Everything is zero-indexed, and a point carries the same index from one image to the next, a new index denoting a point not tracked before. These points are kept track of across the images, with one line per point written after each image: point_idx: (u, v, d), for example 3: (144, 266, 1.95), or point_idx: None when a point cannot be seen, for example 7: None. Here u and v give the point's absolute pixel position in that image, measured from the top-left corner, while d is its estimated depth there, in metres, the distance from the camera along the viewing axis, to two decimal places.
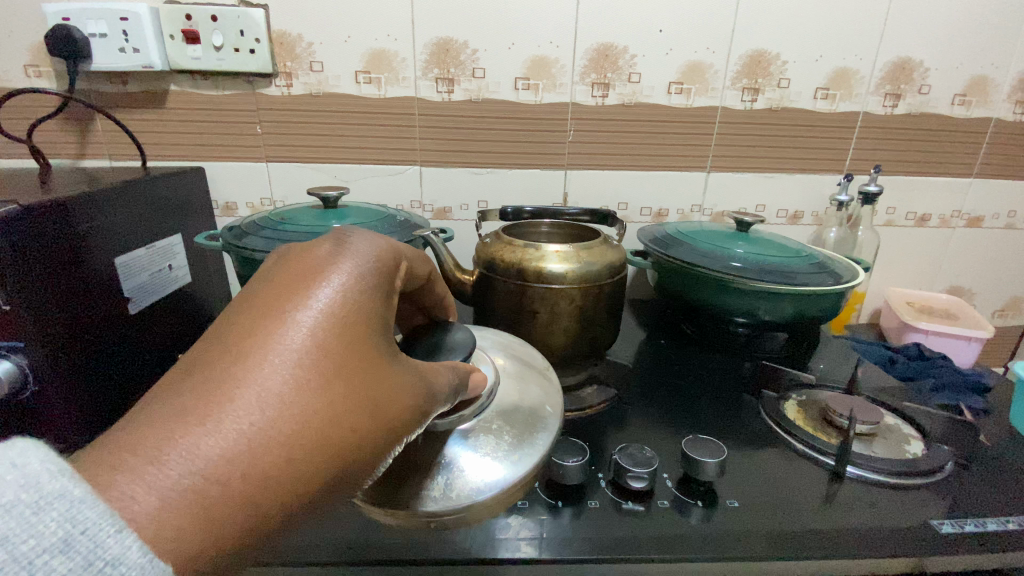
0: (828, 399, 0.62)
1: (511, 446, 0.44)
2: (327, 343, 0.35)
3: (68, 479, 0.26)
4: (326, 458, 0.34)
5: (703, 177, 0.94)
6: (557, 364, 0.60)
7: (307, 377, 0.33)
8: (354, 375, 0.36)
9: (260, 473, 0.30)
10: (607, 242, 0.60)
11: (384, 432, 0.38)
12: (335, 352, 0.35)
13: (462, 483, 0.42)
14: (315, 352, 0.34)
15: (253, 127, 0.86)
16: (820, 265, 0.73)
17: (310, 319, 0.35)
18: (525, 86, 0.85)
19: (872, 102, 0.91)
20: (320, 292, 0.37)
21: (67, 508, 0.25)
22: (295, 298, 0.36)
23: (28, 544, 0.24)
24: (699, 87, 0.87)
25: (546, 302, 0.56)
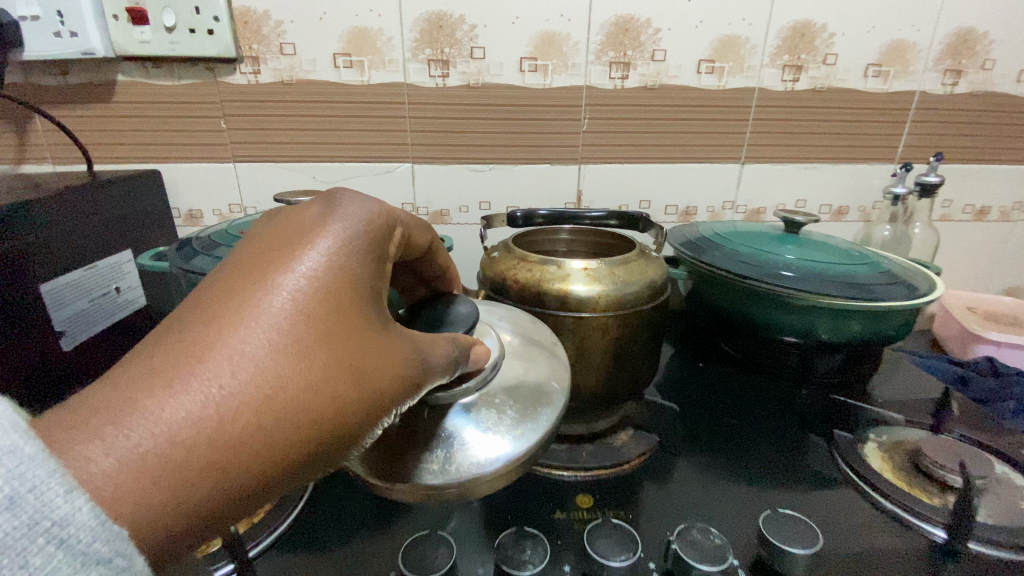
0: (923, 445, 0.50)
1: (513, 420, 0.34)
2: (313, 306, 0.29)
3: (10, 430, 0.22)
4: (312, 428, 0.28)
5: (737, 170, 0.82)
6: (585, 410, 0.48)
7: (293, 339, 0.28)
8: (340, 339, 0.29)
9: (234, 440, 0.25)
10: (644, 254, 0.49)
11: (378, 410, 0.31)
12: (321, 314, 0.29)
13: (462, 456, 0.32)
14: (300, 314, 0.28)
15: (216, 123, 0.74)
16: (889, 274, 0.61)
17: (299, 280, 0.29)
18: (532, 69, 0.73)
19: (929, 81, 0.79)
20: (309, 253, 0.31)
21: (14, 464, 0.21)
22: (282, 258, 0.30)
23: None
24: (733, 65, 0.75)
25: (574, 334, 0.44)
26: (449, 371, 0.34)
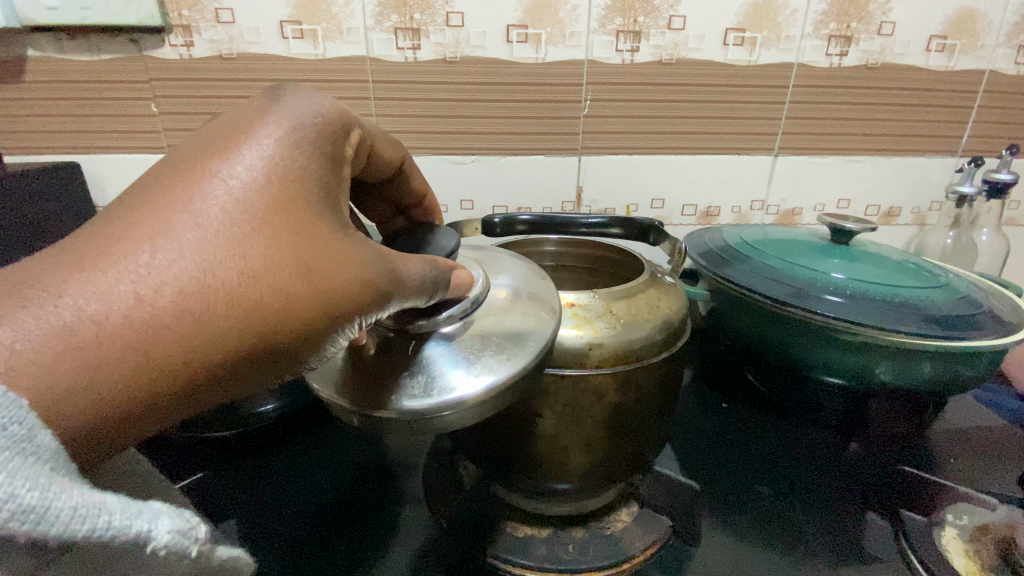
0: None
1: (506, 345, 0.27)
2: (267, 193, 0.22)
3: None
4: (249, 331, 0.21)
5: (768, 163, 0.69)
6: (572, 493, 0.35)
7: (227, 227, 0.21)
8: (300, 233, 0.23)
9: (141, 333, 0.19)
10: (657, 282, 0.36)
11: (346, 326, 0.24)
12: (280, 204, 0.22)
13: (447, 380, 0.26)
14: (254, 201, 0.22)
15: (146, 106, 0.63)
16: (968, 301, 0.47)
17: (252, 161, 0.22)
18: (521, 40, 0.60)
19: (1002, 58, 0.65)
20: (263, 132, 0.23)
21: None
22: (229, 136, 0.23)
23: None
24: (768, 36, 0.62)
25: (554, 401, 0.31)
26: (432, 291, 0.28)
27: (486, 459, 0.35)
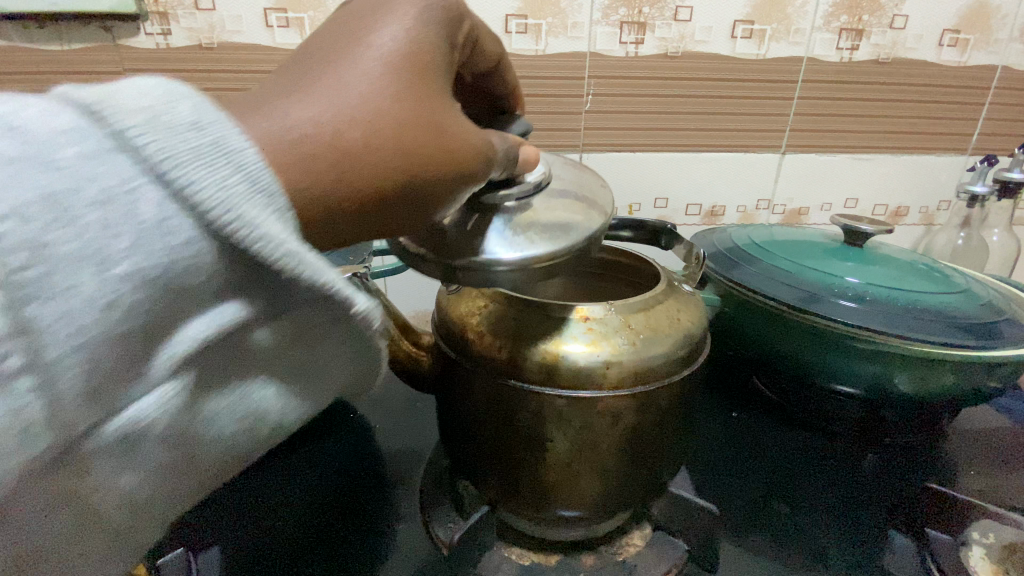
0: None
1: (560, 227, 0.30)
2: (400, 55, 0.25)
3: (54, 105, 0.18)
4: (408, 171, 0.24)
5: (775, 161, 0.66)
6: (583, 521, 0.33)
7: (385, 79, 0.24)
8: (427, 90, 0.25)
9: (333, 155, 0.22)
10: (671, 292, 0.33)
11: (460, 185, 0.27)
12: (411, 65, 0.25)
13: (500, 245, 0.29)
14: (393, 60, 0.25)
15: None
16: (990, 307, 0.45)
17: (396, 30, 0.26)
18: (520, 30, 0.57)
19: (1015, 53, 0.63)
20: (400, 10, 0.27)
21: (79, 142, 0.18)
22: (373, 15, 0.26)
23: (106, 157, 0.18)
24: (777, 28, 0.59)
25: (566, 425, 0.29)
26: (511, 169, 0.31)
27: (492, 484, 0.32)
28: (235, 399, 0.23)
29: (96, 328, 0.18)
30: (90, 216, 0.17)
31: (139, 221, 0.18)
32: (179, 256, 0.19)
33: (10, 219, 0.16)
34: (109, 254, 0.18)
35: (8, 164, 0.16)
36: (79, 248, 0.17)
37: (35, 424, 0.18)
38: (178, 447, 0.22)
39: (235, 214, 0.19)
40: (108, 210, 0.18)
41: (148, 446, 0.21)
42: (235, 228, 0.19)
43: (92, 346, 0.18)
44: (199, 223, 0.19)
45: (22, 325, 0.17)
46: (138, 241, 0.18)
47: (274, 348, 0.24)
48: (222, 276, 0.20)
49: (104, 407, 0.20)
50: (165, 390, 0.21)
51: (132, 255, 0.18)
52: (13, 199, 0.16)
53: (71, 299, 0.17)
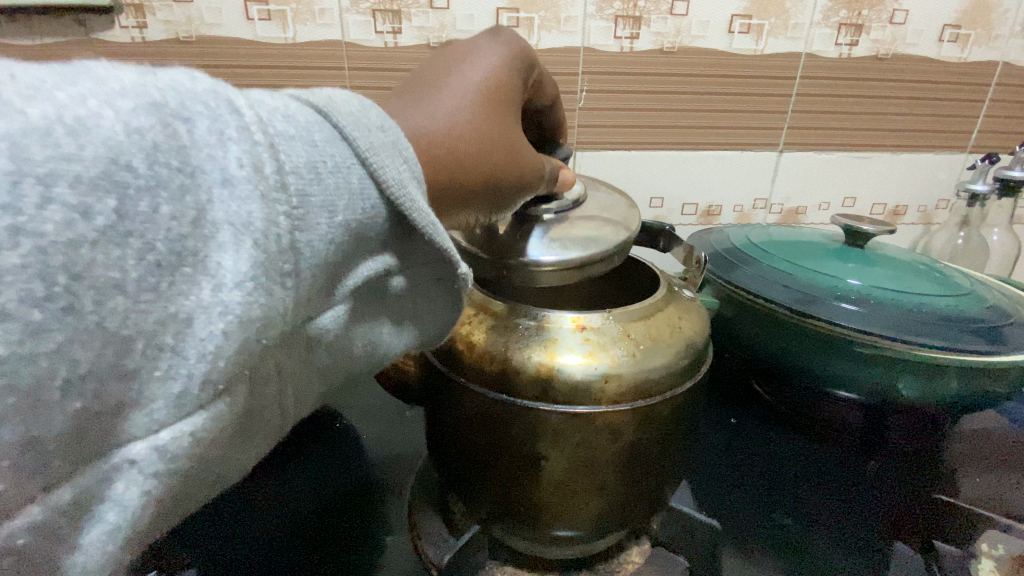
0: None
1: (591, 234, 0.34)
2: (494, 82, 0.30)
3: (284, 97, 0.20)
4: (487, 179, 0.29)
5: (772, 160, 0.65)
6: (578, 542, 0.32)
7: (484, 104, 0.29)
8: (509, 112, 0.31)
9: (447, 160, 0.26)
10: (669, 302, 0.32)
11: (522, 188, 0.32)
12: (503, 91, 0.31)
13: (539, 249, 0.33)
14: (491, 84, 0.30)
15: None
16: (996, 310, 0.44)
17: (490, 64, 0.31)
18: (512, 25, 0.55)
19: (1016, 49, 0.62)
20: (493, 49, 0.32)
21: (318, 128, 0.20)
22: (472, 52, 0.31)
23: (320, 135, 0.20)
24: (775, 23, 0.57)
25: (561, 444, 0.28)
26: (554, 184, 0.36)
27: (485, 501, 0.31)
28: (369, 334, 0.24)
29: (320, 254, 0.19)
30: (327, 174, 0.19)
31: (350, 182, 0.20)
32: (362, 213, 0.21)
33: (290, 173, 0.18)
34: (333, 201, 0.19)
35: (289, 136, 0.19)
36: (318, 194, 0.19)
37: (286, 318, 0.18)
38: (330, 360, 0.23)
39: (406, 193, 0.21)
40: (336, 172, 0.20)
41: (314, 354, 0.22)
42: (411, 199, 0.22)
43: (313, 272, 0.19)
44: (386, 189, 0.21)
45: (292, 244, 0.18)
46: (351, 200, 0.20)
47: (400, 298, 0.25)
48: (387, 227, 0.22)
49: (309, 316, 0.21)
50: (340, 309, 0.22)
51: (344, 202, 0.20)
52: (292, 160, 0.18)
53: (314, 233, 0.19)
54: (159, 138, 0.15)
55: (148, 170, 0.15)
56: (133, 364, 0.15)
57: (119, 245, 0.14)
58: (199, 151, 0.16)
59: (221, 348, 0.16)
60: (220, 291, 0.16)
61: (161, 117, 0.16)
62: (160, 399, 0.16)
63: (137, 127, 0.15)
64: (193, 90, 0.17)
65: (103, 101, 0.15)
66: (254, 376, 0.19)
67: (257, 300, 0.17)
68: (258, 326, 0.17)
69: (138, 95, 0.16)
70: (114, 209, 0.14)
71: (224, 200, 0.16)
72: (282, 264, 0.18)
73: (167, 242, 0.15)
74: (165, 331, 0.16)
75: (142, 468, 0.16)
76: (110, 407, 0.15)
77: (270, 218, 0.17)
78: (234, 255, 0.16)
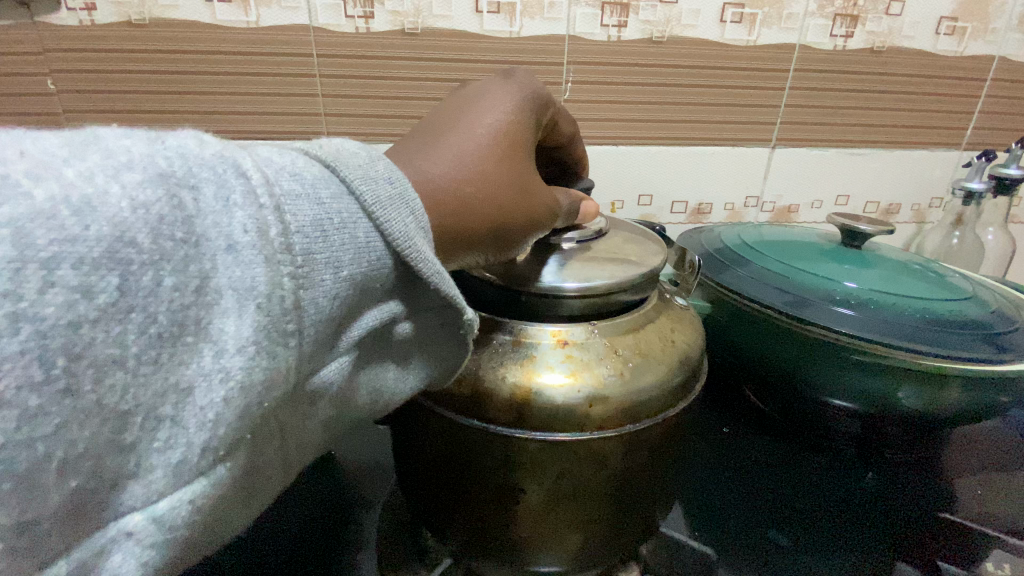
0: None
1: (616, 264, 0.30)
2: (508, 126, 0.28)
3: (291, 152, 0.20)
4: (497, 226, 0.26)
5: (765, 156, 0.62)
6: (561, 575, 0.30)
7: (496, 146, 0.27)
8: (524, 153, 0.28)
9: (455, 208, 0.24)
10: (655, 317, 0.30)
11: (534, 230, 0.29)
12: (516, 134, 0.28)
13: (559, 275, 0.29)
14: (504, 128, 0.27)
15: (26, 81, 0.50)
16: (1000, 317, 0.42)
17: (505, 104, 0.29)
18: (492, 11, 0.51)
19: (1012, 43, 0.60)
20: (509, 89, 0.30)
21: (329, 184, 0.19)
22: (486, 92, 0.29)
23: (326, 192, 0.19)
24: (768, 13, 0.55)
25: (541, 474, 0.26)
26: (572, 220, 0.33)
27: (461, 532, 0.29)
28: (374, 380, 0.23)
29: (325, 310, 0.18)
30: (333, 231, 0.19)
31: (356, 238, 0.19)
32: (368, 266, 0.20)
33: (295, 234, 0.17)
34: (340, 257, 0.19)
35: (296, 195, 0.18)
36: (324, 252, 0.18)
37: (288, 378, 0.18)
38: (334, 413, 0.22)
39: (413, 247, 0.21)
40: (342, 228, 0.19)
41: (318, 408, 0.20)
42: (418, 251, 0.21)
43: (317, 330, 0.18)
44: (393, 243, 0.20)
45: (297, 304, 0.17)
46: (357, 254, 0.19)
47: (411, 343, 0.23)
48: (393, 276, 0.21)
49: (311, 371, 0.19)
50: (345, 359, 0.21)
51: (350, 257, 0.19)
52: (298, 219, 0.18)
53: (319, 291, 0.18)
54: (164, 210, 0.15)
55: (152, 245, 0.15)
56: (131, 436, 0.15)
57: (120, 321, 0.14)
58: (203, 220, 0.16)
59: (223, 416, 0.16)
60: (222, 358, 0.16)
61: (167, 188, 0.15)
62: (159, 468, 0.16)
63: (143, 202, 0.15)
64: (201, 157, 0.16)
65: (110, 177, 0.15)
66: (256, 438, 0.18)
67: (258, 364, 0.17)
68: (259, 390, 0.17)
69: (145, 166, 0.15)
70: (117, 286, 0.14)
71: (227, 267, 0.16)
72: (285, 325, 0.17)
73: (170, 314, 0.15)
74: (165, 402, 0.15)
75: (140, 539, 0.16)
76: (107, 479, 0.15)
77: (272, 282, 0.17)
78: (236, 322, 0.16)
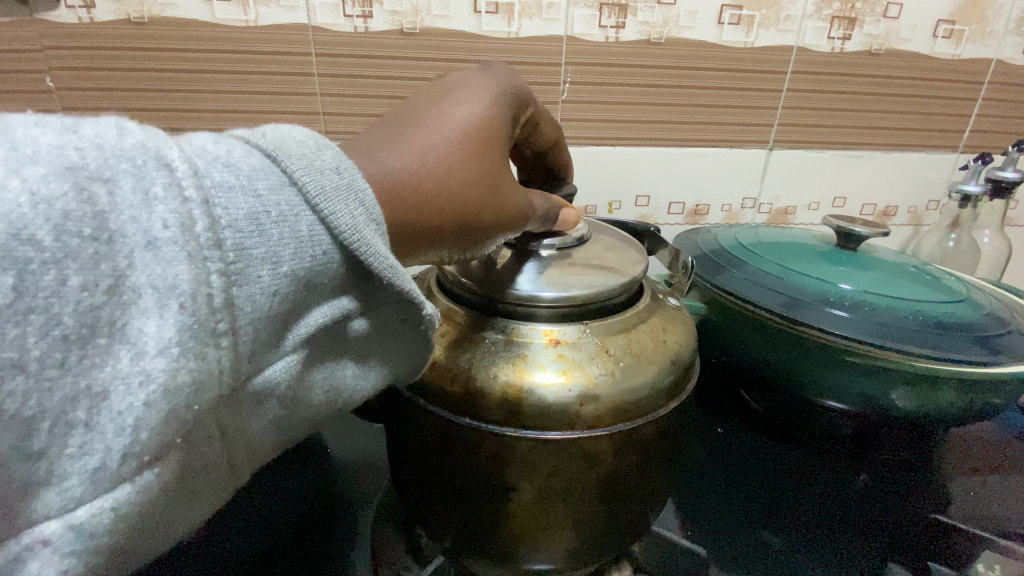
0: None
1: (592, 274, 0.30)
2: (480, 122, 0.28)
3: (230, 141, 0.20)
4: (459, 223, 0.27)
5: (762, 158, 0.63)
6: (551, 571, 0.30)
7: (467, 143, 0.27)
8: (495, 151, 0.28)
9: (415, 204, 0.24)
10: (649, 319, 0.30)
11: (501, 228, 0.29)
12: (490, 130, 0.28)
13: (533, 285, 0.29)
14: (476, 124, 0.27)
15: (28, 79, 0.50)
16: (994, 319, 0.42)
17: (481, 99, 0.28)
18: (491, 11, 0.51)
19: (1009, 47, 0.61)
20: (486, 83, 0.29)
21: (265, 177, 0.19)
22: (464, 85, 0.29)
23: (262, 182, 0.19)
24: (766, 14, 0.55)
25: (533, 471, 0.26)
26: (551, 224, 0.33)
27: (453, 531, 0.29)
28: (330, 378, 0.23)
29: (263, 306, 0.19)
30: (270, 224, 0.19)
31: (296, 232, 0.19)
32: (311, 262, 0.20)
33: (225, 228, 0.18)
34: (277, 253, 0.19)
35: (228, 187, 0.18)
36: (259, 247, 0.18)
37: (219, 381, 0.18)
38: (284, 412, 0.22)
39: (360, 239, 0.21)
40: (280, 222, 0.19)
41: (267, 408, 0.21)
42: (366, 244, 0.21)
43: (254, 327, 0.19)
44: (339, 235, 0.20)
45: (227, 303, 0.17)
46: (297, 250, 0.19)
47: (367, 338, 0.24)
48: (343, 273, 0.21)
49: (251, 371, 0.20)
50: (293, 357, 0.21)
51: (289, 252, 0.19)
52: (230, 213, 0.18)
53: (254, 287, 0.18)
54: (71, 206, 0.15)
55: (54, 243, 0.15)
56: (40, 442, 0.15)
57: (18, 324, 0.14)
58: (118, 214, 0.16)
59: (142, 420, 0.16)
60: (140, 360, 0.16)
61: (77, 182, 0.15)
62: (74, 475, 0.16)
63: (46, 197, 0.15)
64: (120, 148, 0.17)
65: (12, 172, 0.15)
66: (190, 441, 0.19)
67: (182, 366, 0.17)
68: (186, 393, 0.17)
69: (53, 159, 0.15)
70: (13, 286, 0.14)
71: (146, 264, 0.16)
72: (214, 324, 0.17)
73: (77, 315, 0.15)
74: (77, 406, 0.16)
75: (57, 547, 0.16)
76: (16, 487, 0.15)
77: (197, 280, 0.17)
78: (156, 322, 0.16)
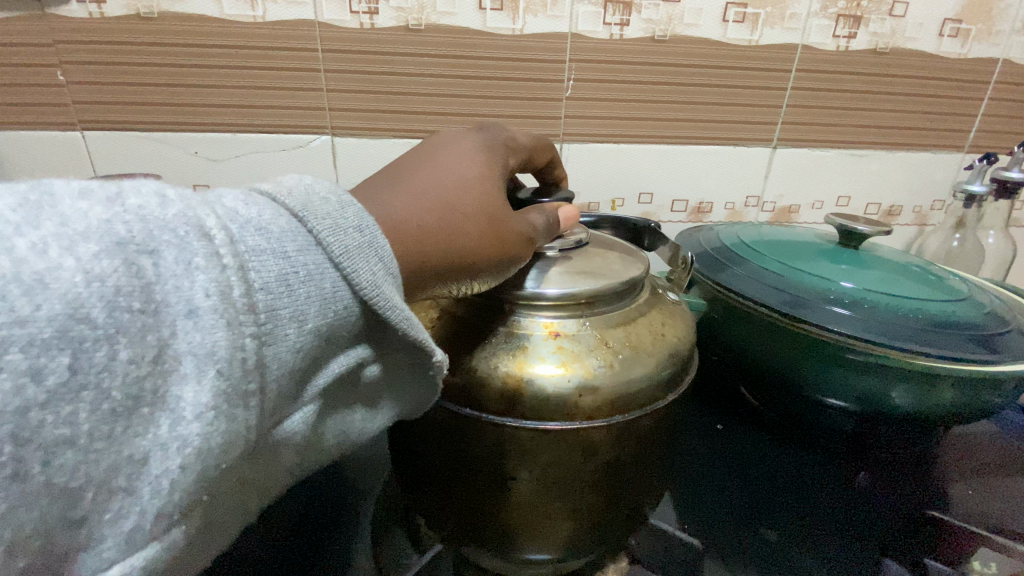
0: None
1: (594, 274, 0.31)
2: (475, 162, 0.28)
3: (260, 201, 0.20)
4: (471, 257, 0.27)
5: (766, 157, 0.63)
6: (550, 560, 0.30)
7: (464, 182, 0.27)
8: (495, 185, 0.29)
9: (423, 241, 0.24)
10: (647, 312, 0.30)
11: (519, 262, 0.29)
12: (486, 167, 0.29)
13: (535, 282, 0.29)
14: (474, 164, 0.28)
15: (41, 72, 0.51)
16: (994, 317, 0.42)
17: (470, 143, 0.29)
18: (496, 8, 0.52)
19: (1015, 47, 0.60)
20: (474, 132, 0.30)
21: (294, 240, 0.20)
22: (453, 136, 0.30)
23: (292, 244, 0.20)
24: (771, 13, 0.55)
25: (532, 460, 0.27)
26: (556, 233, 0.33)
27: (454, 519, 0.30)
28: (341, 425, 0.24)
29: (288, 363, 0.19)
30: (299, 284, 0.19)
31: (323, 290, 0.20)
32: (334, 317, 0.20)
33: (259, 291, 0.18)
34: (305, 311, 0.19)
35: (261, 251, 0.19)
36: (289, 306, 0.19)
37: (247, 439, 0.18)
38: (298, 457, 0.22)
39: (379, 293, 0.21)
40: (308, 281, 0.20)
41: (284, 455, 0.21)
42: (385, 298, 0.22)
43: (280, 382, 0.19)
44: (360, 291, 0.21)
45: (260, 362, 0.18)
46: (323, 306, 0.20)
47: (377, 383, 0.24)
48: (360, 323, 0.22)
49: (275, 423, 0.20)
50: (310, 408, 0.21)
51: (314, 310, 0.20)
52: (263, 276, 0.18)
53: (282, 345, 0.19)
54: (121, 281, 0.15)
55: (108, 319, 0.15)
56: (82, 511, 0.16)
57: (70, 403, 0.15)
58: (163, 285, 0.16)
59: (177, 483, 0.17)
60: (178, 426, 0.16)
61: (126, 256, 0.16)
62: (109, 537, 0.16)
63: (98, 274, 0.15)
64: (163, 218, 0.17)
65: (64, 249, 0.15)
66: (212, 499, 0.19)
67: (216, 430, 0.17)
68: (217, 454, 0.17)
69: (103, 234, 0.16)
70: (68, 365, 0.15)
71: (187, 332, 0.16)
72: (245, 386, 0.18)
73: (126, 387, 0.16)
74: (118, 475, 0.16)
75: None
76: (58, 555, 0.15)
77: (233, 346, 0.17)
78: (195, 388, 0.17)
